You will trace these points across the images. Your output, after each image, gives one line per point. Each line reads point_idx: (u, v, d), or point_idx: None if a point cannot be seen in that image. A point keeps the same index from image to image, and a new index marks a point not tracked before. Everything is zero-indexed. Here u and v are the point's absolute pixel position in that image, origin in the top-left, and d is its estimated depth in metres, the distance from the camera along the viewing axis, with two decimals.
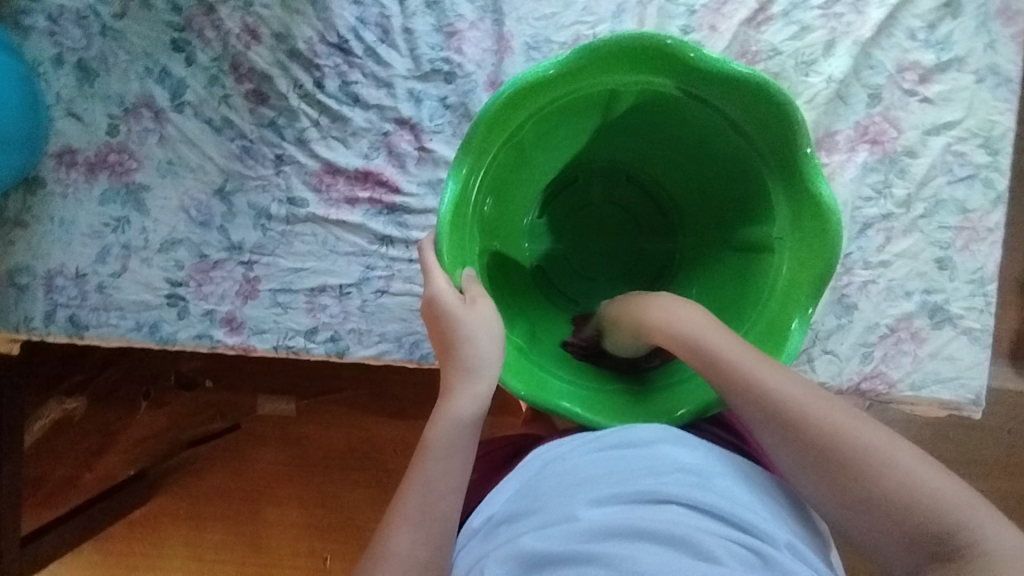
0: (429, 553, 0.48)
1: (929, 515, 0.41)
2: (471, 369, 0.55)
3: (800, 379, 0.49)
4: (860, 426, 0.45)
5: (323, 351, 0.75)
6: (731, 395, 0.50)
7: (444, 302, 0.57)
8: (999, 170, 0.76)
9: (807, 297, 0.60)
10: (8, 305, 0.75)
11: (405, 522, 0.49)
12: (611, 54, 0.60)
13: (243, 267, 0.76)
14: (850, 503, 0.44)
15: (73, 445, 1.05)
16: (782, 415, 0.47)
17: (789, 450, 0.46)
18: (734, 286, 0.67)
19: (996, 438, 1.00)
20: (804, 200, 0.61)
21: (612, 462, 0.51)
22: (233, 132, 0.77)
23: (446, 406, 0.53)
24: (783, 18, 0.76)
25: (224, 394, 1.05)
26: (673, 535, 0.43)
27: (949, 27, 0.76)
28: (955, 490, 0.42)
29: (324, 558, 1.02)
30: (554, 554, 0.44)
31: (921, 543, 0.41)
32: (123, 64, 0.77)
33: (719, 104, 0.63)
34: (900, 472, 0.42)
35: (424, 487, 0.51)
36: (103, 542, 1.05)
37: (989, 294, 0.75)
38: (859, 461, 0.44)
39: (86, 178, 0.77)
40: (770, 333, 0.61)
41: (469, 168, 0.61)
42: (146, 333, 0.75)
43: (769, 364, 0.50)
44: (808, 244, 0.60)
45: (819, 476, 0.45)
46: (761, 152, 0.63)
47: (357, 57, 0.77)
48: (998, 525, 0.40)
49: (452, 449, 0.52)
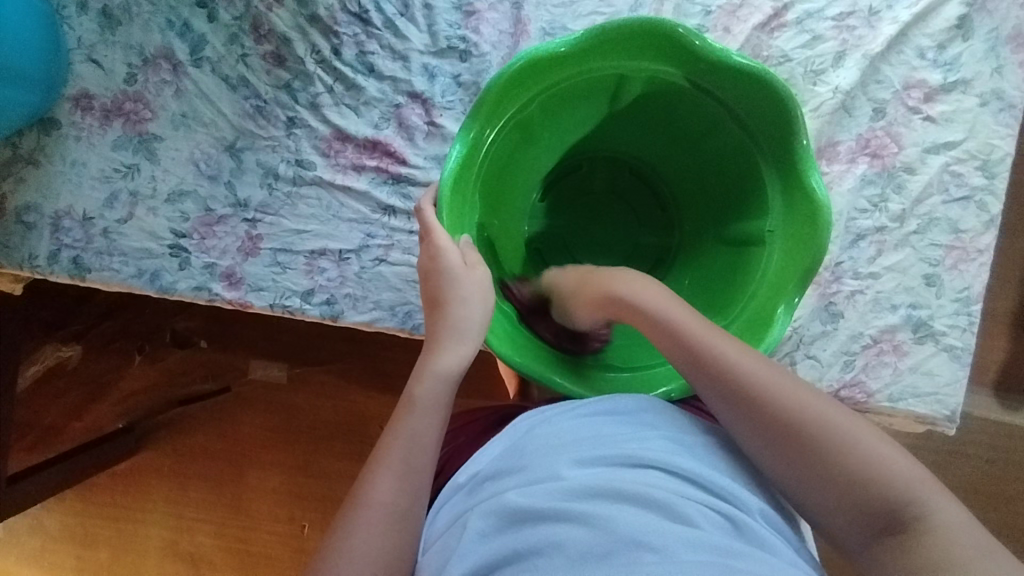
0: (409, 503, 0.50)
1: (881, 490, 0.41)
2: (460, 331, 0.58)
3: (759, 356, 0.50)
4: (815, 403, 0.45)
5: (318, 314, 0.76)
6: (691, 369, 0.51)
7: (443, 263, 0.60)
8: (994, 194, 0.77)
9: (792, 288, 0.61)
10: (14, 241, 0.77)
11: (390, 471, 0.51)
12: (620, 39, 0.62)
13: (247, 225, 0.77)
14: (806, 478, 0.44)
15: (65, 392, 1.07)
16: (738, 388, 0.48)
17: (745, 423, 0.47)
18: (726, 278, 0.69)
19: (973, 464, 1.01)
20: (798, 195, 0.62)
21: (594, 427, 0.53)
22: (248, 91, 0.78)
23: (432, 363, 0.56)
24: (796, 26, 0.78)
25: (218, 356, 1.07)
26: (654, 496, 0.45)
27: (958, 49, 0.78)
28: (907, 466, 0.42)
29: (301, 526, 1.04)
30: (536, 509, 0.45)
31: (872, 516, 0.41)
32: (146, 15, 0.78)
33: (722, 96, 0.64)
34: (855, 446, 0.43)
35: (410, 439, 0.53)
36: (85, 491, 1.07)
37: (973, 314, 0.76)
38: (815, 436, 0.44)
39: (100, 123, 0.78)
40: (755, 325, 0.63)
41: (477, 132, 0.63)
42: (147, 281, 0.76)
43: (729, 341, 0.51)
44: (799, 238, 0.62)
45: (775, 449, 0.46)
46: (760, 145, 0.64)
47: (376, 28, 0.79)
48: (949, 502, 0.41)
49: (437, 406, 0.55)
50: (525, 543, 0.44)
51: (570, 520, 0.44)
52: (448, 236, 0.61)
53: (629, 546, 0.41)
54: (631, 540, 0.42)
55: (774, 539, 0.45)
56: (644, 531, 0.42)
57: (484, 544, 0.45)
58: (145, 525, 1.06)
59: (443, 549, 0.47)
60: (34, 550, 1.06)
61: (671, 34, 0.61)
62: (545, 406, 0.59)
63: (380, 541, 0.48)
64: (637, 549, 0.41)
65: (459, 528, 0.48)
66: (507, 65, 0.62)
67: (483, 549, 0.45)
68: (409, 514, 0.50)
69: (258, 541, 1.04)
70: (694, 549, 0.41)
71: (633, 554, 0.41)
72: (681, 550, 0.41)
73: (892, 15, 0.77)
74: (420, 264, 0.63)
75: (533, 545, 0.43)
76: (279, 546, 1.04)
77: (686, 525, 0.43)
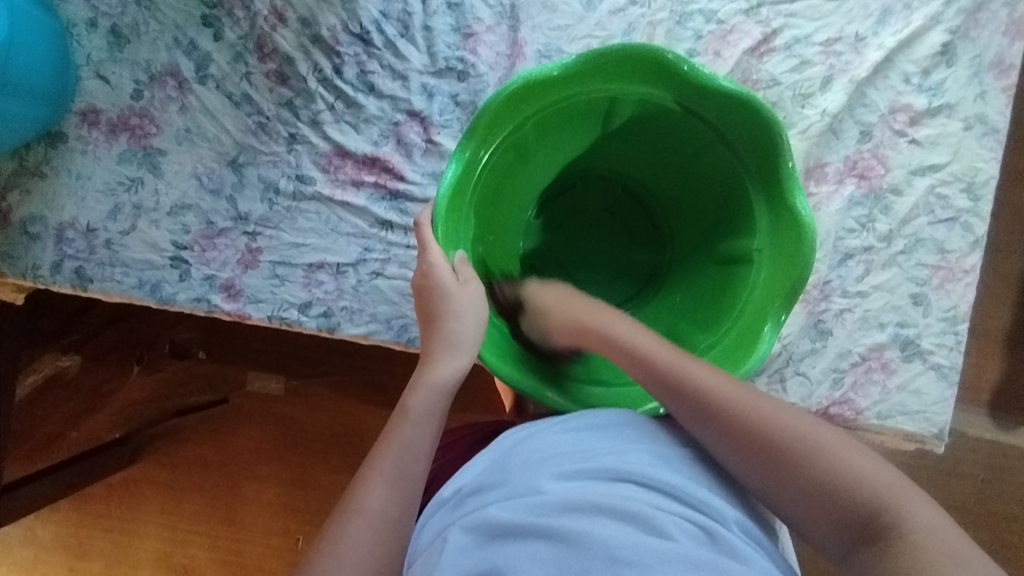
0: (400, 510, 0.50)
1: (852, 499, 0.44)
2: (453, 344, 0.60)
3: (726, 375, 0.53)
4: (786, 415, 0.48)
5: (315, 326, 0.77)
6: (666, 398, 0.55)
7: (439, 277, 0.62)
8: (979, 216, 0.79)
9: (779, 306, 0.63)
10: (19, 251, 0.78)
11: (381, 478, 0.51)
12: (610, 64, 0.64)
13: (247, 238, 0.79)
14: (780, 488, 0.47)
15: (63, 403, 1.07)
16: (704, 408, 0.51)
17: (720, 441, 0.50)
18: (716, 294, 0.70)
19: (967, 485, 1.01)
20: (784, 215, 0.64)
21: (575, 442, 0.53)
22: (251, 108, 0.80)
23: (425, 375, 0.58)
24: (785, 51, 0.80)
25: (216, 367, 1.08)
26: (631, 511, 0.45)
27: (943, 74, 0.80)
28: (878, 473, 0.44)
29: (296, 539, 1.04)
30: (516, 524, 0.45)
31: (849, 527, 0.43)
32: (154, 33, 0.81)
33: (711, 118, 0.66)
34: (825, 455, 0.45)
35: (403, 449, 0.53)
36: (80, 501, 1.07)
37: (960, 333, 0.77)
38: (788, 449, 0.47)
39: (106, 138, 0.80)
40: (742, 341, 0.64)
41: (472, 151, 0.65)
42: (147, 291, 0.78)
43: (702, 365, 0.54)
44: (785, 258, 0.63)
45: (751, 463, 0.48)
46: (746, 165, 0.66)
47: (377, 49, 0.81)
48: (921, 505, 0.42)
49: (430, 414, 0.56)
50: (505, 556, 0.44)
51: (549, 535, 0.44)
52: (443, 252, 0.63)
53: (605, 562, 0.42)
54: (607, 556, 0.42)
55: (750, 548, 0.45)
56: (618, 546, 0.42)
57: (464, 558, 0.45)
58: (138, 537, 1.06)
59: (425, 562, 0.47)
60: (27, 561, 1.06)
61: (659, 58, 0.63)
62: (533, 422, 0.59)
63: (368, 548, 0.48)
64: (614, 565, 0.42)
65: (441, 542, 0.48)
66: (499, 88, 0.64)
67: (465, 563, 0.44)
68: (399, 520, 0.50)
69: (252, 554, 1.05)
70: (669, 563, 0.41)
71: (610, 570, 0.42)
72: (656, 566, 0.41)
73: (878, 42, 0.80)
74: (415, 275, 0.64)
75: (513, 559, 0.43)
76: (274, 558, 1.04)
77: (661, 538, 0.43)
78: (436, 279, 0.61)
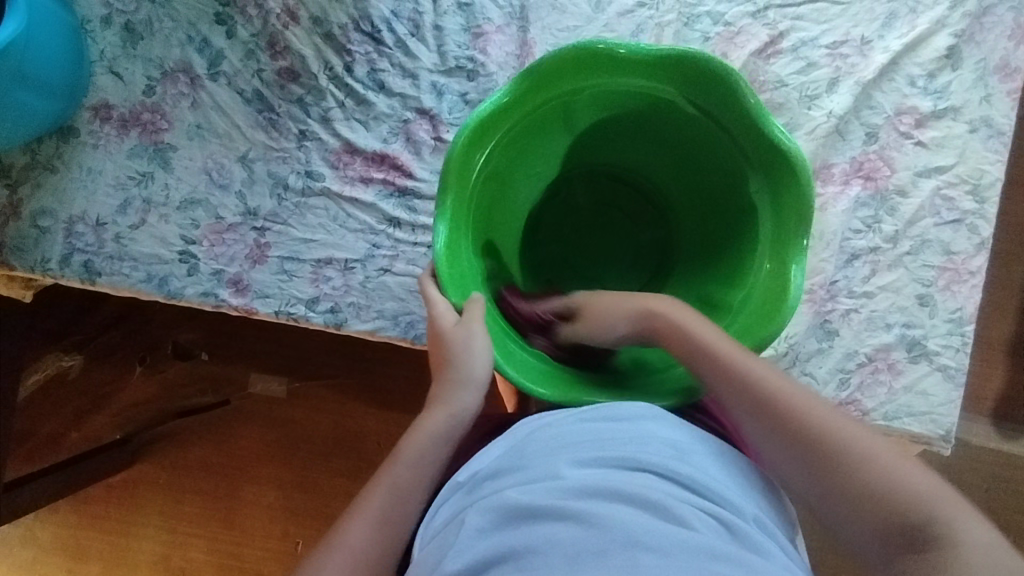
0: (380, 552, 0.53)
1: (905, 507, 0.44)
2: (465, 382, 0.61)
3: (787, 378, 0.53)
4: (847, 425, 0.49)
5: (322, 321, 0.78)
6: (722, 391, 0.55)
7: (441, 324, 0.63)
8: (985, 218, 0.79)
9: (794, 248, 0.63)
10: (28, 244, 0.78)
11: (364, 519, 0.54)
12: (566, 63, 0.65)
13: (255, 233, 0.79)
14: (833, 494, 0.47)
15: (65, 402, 1.07)
16: (763, 404, 0.52)
17: (776, 440, 0.51)
18: (733, 262, 0.70)
19: (973, 496, 1.00)
20: (776, 168, 0.64)
21: (594, 431, 0.53)
22: (261, 105, 0.81)
23: (423, 422, 0.60)
24: (791, 53, 0.81)
25: (220, 369, 1.07)
26: (653, 501, 0.45)
27: (948, 78, 0.80)
28: (932, 486, 0.45)
29: (295, 543, 1.04)
30: (535, 507, 0.45)
31: (896, 533, 0.44)
32: (167, 30, 0.82)
33: (682, 98, 0.67)
34: (881, 465, 0.46)
35: (390, 490, 0.56)
36: (80, 502, 1.07)
37: (965, 334, 0.77)
38: (845, 457, 0.47)
39: (118, 133, 0.80)
40: (772, 287, 0.64)
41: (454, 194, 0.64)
42: (155, 285, 0.78)
43: (759, 361, 0.55)
44: (786, 196, 0.63)
45: (807, 466, 0.49)
46: (726, 127, 0.66)
47: (387, 47, 0.82)
48: (974, 522, 0.43)
49: (421, 458, 0.58)
50: (522, 540, 0.44)
51: (567, 519, 0.44)
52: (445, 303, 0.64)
53: (625, 546, 0.41)
54: (627, 540, 0.42)
55: (766, 541, 0.45)
56: (639, 532, 0.42)
57: (480, 540, 0.45)
58: (136, 539, 1.06)
59: (441, 546, 0.47)
60: (26, 561, 1.06)
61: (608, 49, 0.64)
62: (546, 412, 0.58)
63: None
64: (632, 549, 0.41)
65: (456, 527, 0.48)
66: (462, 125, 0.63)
67: (482, 546, 0.45)
68: (377, 561, 0.53)
69: (250, 558, 1.04)
70: (687, 550, 0.41)
71: (627, 554, 0.41)
72: (674, 552, 0.41)
73: (883, 45, 0.81)
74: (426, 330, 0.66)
75: (531, 543, 0.43)
76: (273, 561, 1.03)
77: (680, 527, 0.43)
78: (438, 327, 0.63)
